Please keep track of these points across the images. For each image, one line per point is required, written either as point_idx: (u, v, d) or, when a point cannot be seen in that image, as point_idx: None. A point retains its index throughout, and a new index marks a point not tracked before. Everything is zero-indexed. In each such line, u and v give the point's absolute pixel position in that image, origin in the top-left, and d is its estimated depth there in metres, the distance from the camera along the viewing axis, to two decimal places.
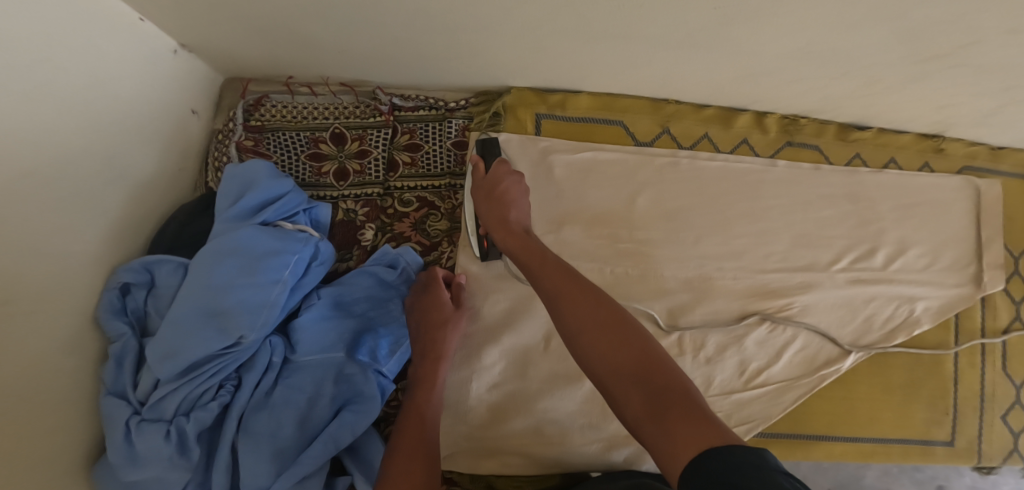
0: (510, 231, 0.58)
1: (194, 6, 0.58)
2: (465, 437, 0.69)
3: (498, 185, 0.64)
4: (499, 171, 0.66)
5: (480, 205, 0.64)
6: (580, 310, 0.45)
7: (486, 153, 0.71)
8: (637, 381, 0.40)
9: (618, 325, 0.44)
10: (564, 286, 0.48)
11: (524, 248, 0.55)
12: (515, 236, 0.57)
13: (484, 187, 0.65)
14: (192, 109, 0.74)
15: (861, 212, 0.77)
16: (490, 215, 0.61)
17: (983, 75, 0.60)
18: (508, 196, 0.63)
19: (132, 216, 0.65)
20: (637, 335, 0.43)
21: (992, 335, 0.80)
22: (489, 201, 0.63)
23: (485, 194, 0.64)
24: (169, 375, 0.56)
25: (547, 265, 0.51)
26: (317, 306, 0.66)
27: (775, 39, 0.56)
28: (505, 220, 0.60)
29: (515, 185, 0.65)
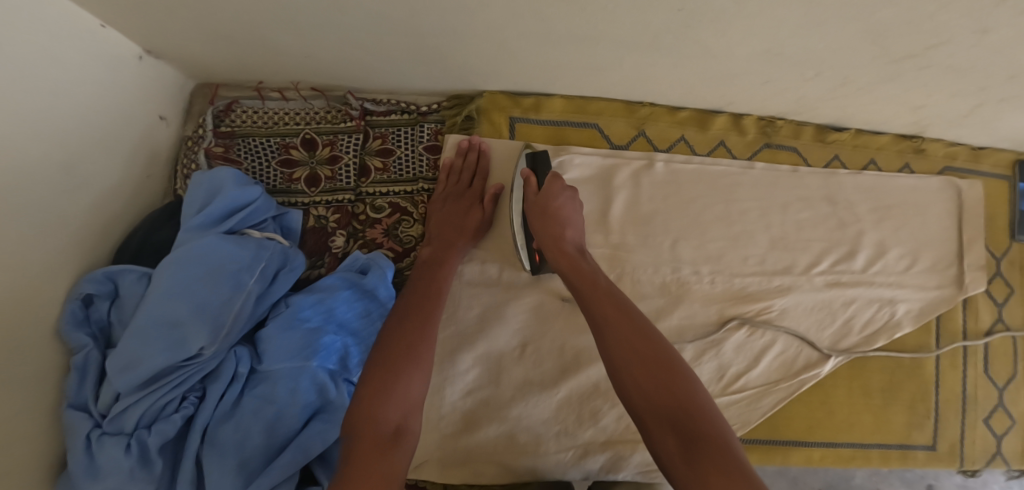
0: (562, 248, 0.58)
1: (153, 11, 0.57)
2: (437, 445, 0.68)
3: (551, 202, 0.61)
4: (553, 187, 0.62)
5: (532, 220, 0.61)
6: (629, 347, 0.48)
7: (537, 167, 0.66)
8: (678, 426, 0.44)
9: (665, 366, 0.47)
10: (617, 321, 0.50)
11: (575, 271, 0.56)
12: (566, 255, 0.58)
13: (536, 205, 0.61)
14: (159, 115, 0.73)
15: (840, 214, 0.77)
16: (544, 232, 0.59)
17: (956, 75, 0.59)
18: (564, 214, 0.60)
19: (96, 226, 0.64)
20: (683, 378, 0.47)
21: (974, 337, 0.79)
22: (542, 217, 0.60)
23: (538, 210, 0.61)
24: (129, 387, 0.55)
25: (598, 295, 0.53)
26: (284, 315, 0.64)
27: (743, 40, 0.55)
28: (556, 237, 0.59)
29: (570, 202, 0.62)
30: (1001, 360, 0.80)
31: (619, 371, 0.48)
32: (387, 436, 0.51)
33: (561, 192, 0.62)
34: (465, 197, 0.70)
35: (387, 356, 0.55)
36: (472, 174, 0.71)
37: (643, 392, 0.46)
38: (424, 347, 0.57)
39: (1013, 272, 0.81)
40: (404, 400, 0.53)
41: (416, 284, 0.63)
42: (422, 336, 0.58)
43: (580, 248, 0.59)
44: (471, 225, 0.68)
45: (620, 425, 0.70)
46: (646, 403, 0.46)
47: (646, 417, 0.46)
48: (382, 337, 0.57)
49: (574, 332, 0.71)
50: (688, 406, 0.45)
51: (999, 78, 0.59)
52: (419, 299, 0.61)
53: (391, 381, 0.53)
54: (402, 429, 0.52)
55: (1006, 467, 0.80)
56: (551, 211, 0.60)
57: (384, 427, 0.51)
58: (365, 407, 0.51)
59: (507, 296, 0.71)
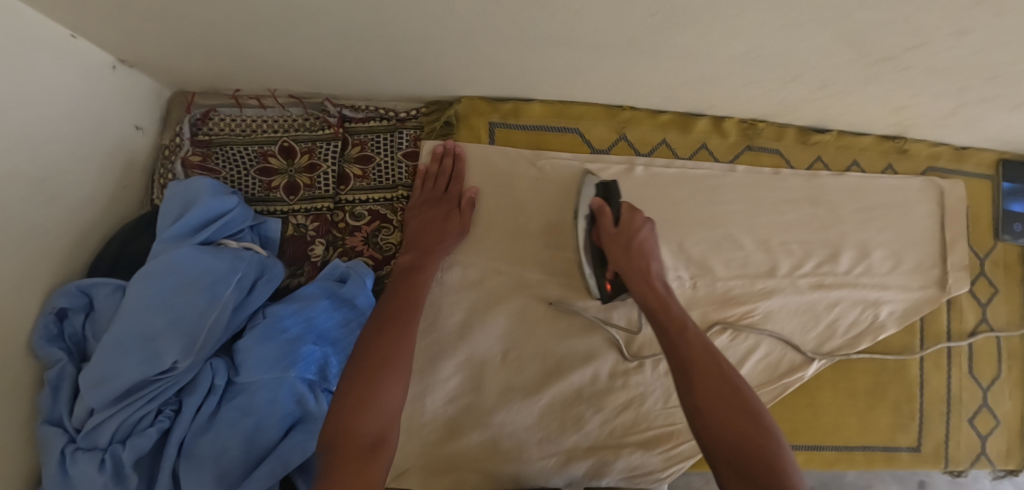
0: (649, 285, 0.60)
1: (120, 19, 0.56)
2: (418, 453, 0.67)
3: (636, 235, 0.63)
4: (634, 220, 0.64)
5: (613, 253, 0.62)
6: (717, 393, 0.50)
7: (609, 197, 0.65)
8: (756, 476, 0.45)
9: (750, 417, 0.49)
10: (705, 365, 0.52)
11: (663, 309, 0.58)
12: (652, 291, 0.59)
13: (617, 239, 0.63)
14: (136, 124, 0.72)
15: (822, 215, 0.76)
16: (627, 264, 0.61)
17: (935, 77, 0.59)
18: (648, 252, 0.62)
19: (70, 237, 0.63)
20: (767, 433, 0.48)
21: (958, 338, 0.79)
22: (626, 251, 0.62)
23: (618, 245, 0.62)
24: (101, 402, 0.55)
25: (687, 337, 0.55)
26: (261, 326, 0.63)
27: (719, 44, 0.54)
28: (643, 273, 0.61)
29: (651, 235, 0.64)
30: (986, 360, 0.80)
31: (701, 412, 0.50)
32: (365, 446, 0.50)
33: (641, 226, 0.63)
34: (441, 202, 0.69)
35: (363, 367, 0.54)
36: (449, 179, 0.71)
37: (725, 436, 0.48)
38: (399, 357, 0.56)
39: (997, 272, 0.81)
40: (381, 410, 0.53)
41: (393, 292, 0.62)
42: (397, 344, 0.57)
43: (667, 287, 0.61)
44: (448, 230, 0.67)
45: (603, 431, 0.70)
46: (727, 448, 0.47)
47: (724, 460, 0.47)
48: (359, 348, 0.56)
49: (556, 338, 0.71)
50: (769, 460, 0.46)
51: (979, 79, 0.58)
52: (394, 306, 0.60)
53: (368, 391, 0.52)
54: (381, 440, 0.52)
55: (991, 467, 0.80)
56: (637, 246, 0.62)
57: (362, 439, 0.50)
58: (342, 420, 0.50)
59: (489, 302, 0.70)
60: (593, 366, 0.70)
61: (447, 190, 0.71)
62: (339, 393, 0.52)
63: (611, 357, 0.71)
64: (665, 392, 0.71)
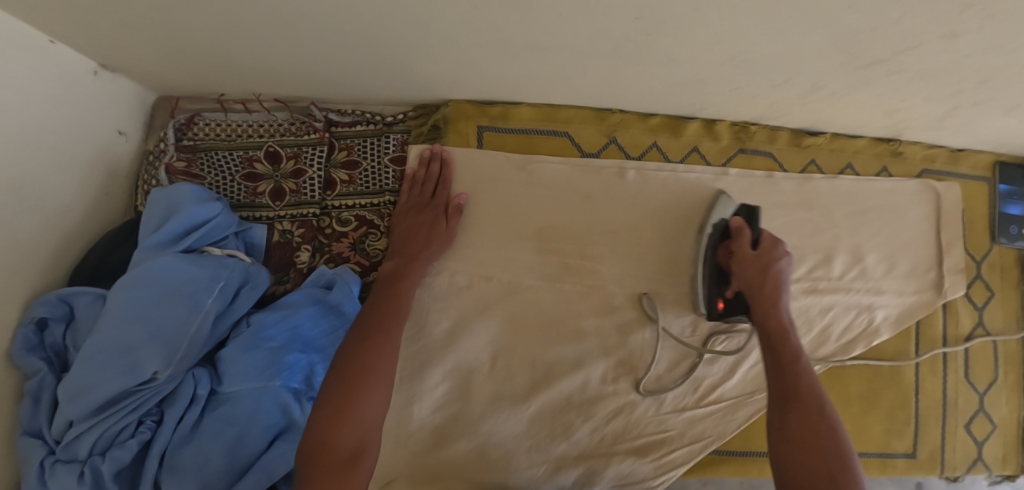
0: (769, 307, 0.60)
1: (98, 25, 0.55)
2: (406, 462, 0.66)
3: (774, 263, 0.62)
4: (770, 250, 0.63)
5: (745, 274, 0.63)
6: (808, 425, 0.51)
7: (750, 220, 0.66)
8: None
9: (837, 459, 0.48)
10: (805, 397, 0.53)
11: (780, 335, 0.58)
12: (773, 314, 0.59)
13: (747, 260, 0.63)
14: (119, 130, 0.71)
15: (815, 219, 0.75)
16: (749, 287, 0.62)
17: (928, 80, 0.58)
18: (782, 283, 0.62)
19: (51, 246, 0.62)
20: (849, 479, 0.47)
21: (954, 343, 0.78)
22: (757, 273, 0.62)
23: (751, 265, 0.63)
24: (80, 414, 0.54)
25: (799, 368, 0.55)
26: (245, 334, 0.63)
27: (706, 49, 0.53)
28: (768, 297, 0.60)
29: (787, 266, 0.63)
30: (982, 365, 0.79)
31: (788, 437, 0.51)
32: (343, 459, 0.50)
33: (770, 251, 0.63)
34: (427, 208, 0.68)
35: (342, 376, 0.53)
36: (436, 184, 0.70)
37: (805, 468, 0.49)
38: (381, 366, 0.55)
39: (993, 275, 0.80)
40: (360, 421, 0.52)
41: (376, 300, 0.61)
42: (378, 353, 0.56)
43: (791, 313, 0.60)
44: (433, 237, 0.66)
45: (593, 439, 0.69)
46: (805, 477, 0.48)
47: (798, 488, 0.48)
48: (339, 357, 0.55)
49: (546, 345, 0.70)
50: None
51: (972, 82, 0.57)
52: (377, 311, 0.59)
53: (347, 401, 0.52)
54: (360, 452, 0.51)
55: (987, 472, 0.79)
56: (765, 269, 0.62)
57: (340, 450, 0.50)
58: (321, 431, 0.50)
59: (477, 309, 0.69)
60: (583, 373, 0.70)
61: (434, 196, 0.70)
62: (318, 404, 0.52)
63: (602, 364, 0.70)
64: (656, 399, 0.70)
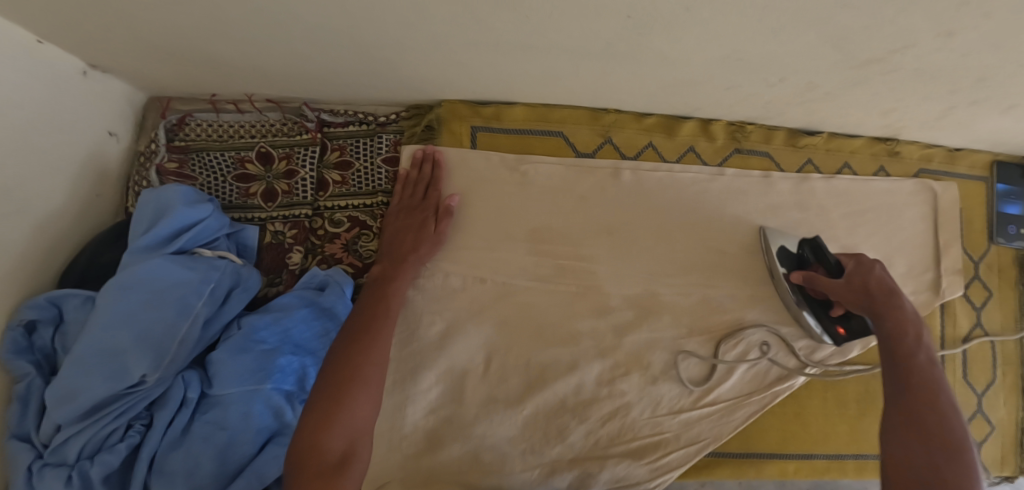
0: (890, 311, 0.56)
1: (86, 26, 0.54)
2: (399, 466, 0.66)
3: (872, 271, 0.60)
4: (865, 264, 0.61)
5: (840, 289, 0.61)
6: (925, 423, 0.48)
7: (819, 255, 0.65)
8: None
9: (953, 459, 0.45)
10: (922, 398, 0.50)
11: (900, 339, 0.54)
12: (894, 316, 0.56)
13: (847, 284, 0.61)
14: (109, 131, 0.71)
15: (811, 219, 0.75)
16: (847, 297, 0.60)
17: (925, 79, 0.57)
18: (894, 289, 0.58)
19: (39, 248, 0.61)
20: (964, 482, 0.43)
21: (953, 344, 0.78)
22: (872, 286, 0.59)
23: (856, 285, 0.60)
24: (68, 418, 0.53)
25: (921, 369, 0.52)
26: (236, 337, 0.62)
27: (700, 48, 0.52)
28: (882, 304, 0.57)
29: (887, 274, 0.60)
30: (980, 366, 0.79)
31: (900, 432, 0.48)
32: (331, 464, 0.49)
33: (870, 268, 0.60)
34: (418, 210, 0.67)
35: (331, 380, 0.53)
36: (427, 185, 0.69)
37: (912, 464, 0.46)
38: (370, 368, 0.55)
39: (991, 276, 0.79)
40: (349, 425, 0.52)
41: (366, 303, 0.61)
42: (367, 357, 0.56)
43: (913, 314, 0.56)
44: (422, 239, 0.65)
45: (588, 441, 0.68)
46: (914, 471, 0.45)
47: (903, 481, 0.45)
48: (330, 360, 0.55)
49: (540, 347, 0.69)
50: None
51: (969, 81, 0.57)
52: (367, 315, 0.59)
53: (336, 404, 0.52)
54: (349, 456, 0.51)
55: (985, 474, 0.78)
56: (875, 282, 0.59)
57: (328, 455, 0.49)
58: (308, 435, 0.49)
59: (471, 311, 0.69)
60: (578, 376, 0.69)
61: (425, 197, 0.69)
62: (307, 408, 0.51)
63: (597, 366, 0.69)
64: (652, 401, 0.70)
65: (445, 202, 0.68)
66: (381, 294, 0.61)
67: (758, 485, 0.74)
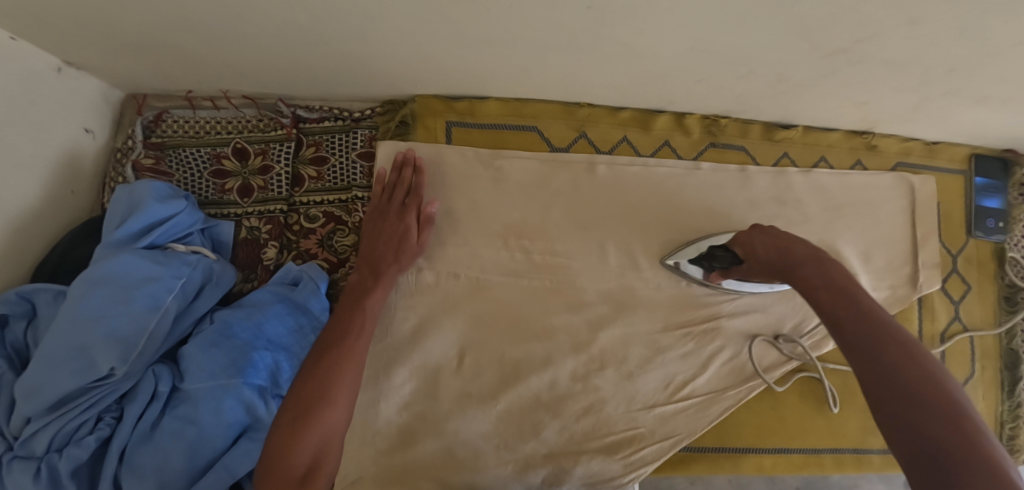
0: (802, 268, 0.53)
1: (57, 22, 0.55)
2: (373, 461, 0.66)
3: (761, 238, 0.60)
4: (754, 237, 0.61)
5: (752, 270, 0.61)
6: (888, 359, 0.41)
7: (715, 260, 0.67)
8: (932, 452, 0.34)
9: (933, 389, 0.38)
10: (873, 332, 0.43)
11: (826, 285, 0.50)
12: (808, 269, 0.53)
13: (754, 267, 0.61)
14: (85, 127, 0.71)
15: (787, 214, 0.75)
16: (759, 272, 0.60)
17: (893, 70, 0.57)
18: (787, 247, 0.56)
19: (12, 243, 0.62)
20: (956, 410, 0.36)
21: (931, 341, 0.77)
22: (771, 257, 0.57)
23: (758, 263, 0.60)
24: (36, 411, 0.54)
25: (852, 302, 0.47)
26: (207, 330, 0.62)
27: (664, 39, 0.52)
28: (789, 265, 0.55)
29: (773, 233, 0.60)
30: (959, 360, 0.78)
31: (871, 379, 0.41)
32: (296, 477, 0.52)
33: (763, 238, 0.60)
34: (398, 219, 0.65)
35: (301, 394, 0.54)
36: (408, 192, 0.68)
37: (903, 412, 0.37)
38: (345, 377, 0.56)
39: (970, 269, 0.79)
40: (320, 438, 0.54)
41: (340, 314, 0.60)
42: (345, 363, 0.57)
43: (819, 260, 0.53)
44: (402, 250, 0.64)
45: (562, 437, 0.68)
46: (906, 418, 0.37)
47: (899, 436, 0.37)
48: (303, 371, 0.56)
49: (514, 342, 0.69)
50: (954, 438, 0.34)
51: (938, 71, 0.57)
52: (344, 321, 0.60)
53: (304, 419, 0.53)
54: (313, 468, 0.54)
55: None
56: (773, 248, 0.58)
57: (293, 470, 0.52)
58: (273, 454, 0.51)
59: (444, 306, 0.69)
60: (552, 371, 0.69)
61: (405, 204, 0.67)
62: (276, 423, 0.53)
63: (571, 360, 0.69)
64: (626, 396, 0.70)
65: (427, 211, 0.66)
66: (354, 306, 0.61)
67: (749, 483, 0.75)
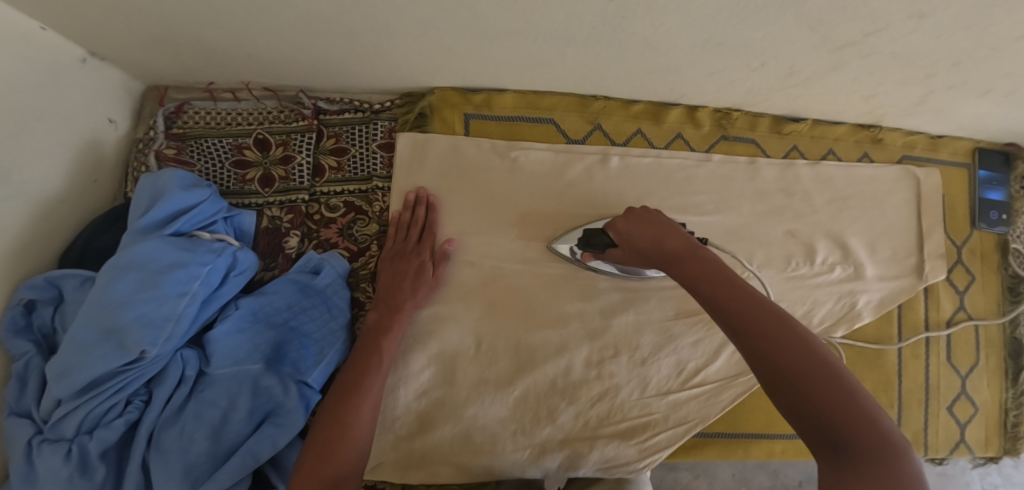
0: (678, 259, 0.50)
1: (86, 14, 0.56)
2: (392, 446, 0.67)
3: (635, 223, 0.59)
4: (627, 223, 0.60)
5: (630, 259, 0.60)
6: (782, 347, 0.38)
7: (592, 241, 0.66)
8: (855, 462, 0.33)
9: (822, 368, 0.36)
10: (758, 316, 0.40)
11: (703, 273, 0.46)
12: (685, 259, 0.49)
13: (630, 254, 0.60)
14: (108, 118, 0.72)
15: (796, 205, 0.76)
16: (636, 261, 0.59)
17: (901, 63, 0.59)
18: (662, 235, 0.54)
19: (39, 230, 0.63)
20: (858, 397, 0.35)
21: (936, 328, 0.79)
22: (649, 247, 0.55)
23: (635, 250, 0.58)
24: (66, 394, 0.54)
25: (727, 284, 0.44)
26: (233, 317, 0.64)
27: (681, 31, 0.54)
28: (667, 256, 0.52)
29: (648, 216, 0.59)
30: (964, 348, 0.80)
31: (767, 372, 0.38)
32: None
33: (637, 223, 0.59)
34: (413, 254, 0.68)
35: (319, 433, 0.54)
36: (421, 229, 0.70)
37: (804, 402, 0.36)
38: (362, 412, 0.57)
39: (974, 260, 0.81)
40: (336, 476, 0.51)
41: (358, 354, 0.62)
42: (365, 391, 0.59)
43: (692, 247, 0.50)
44: (419, 285, 0.66)
45: (577, 423, 0.70)
46: (814, 414, 0.35)
47: (810, 428, 0.35)
48: (324, 410, 0.57)
49: (528, 329, 0.71)
50: (865, 432, 0.33)
51: (945, 64, 0.59)
52: (364, 356, 0.61)
53: (321, 457, 0.52)
54: None
55: (970, 454, 0.79)
56: (648, 237, 0.56)
57: None
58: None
59: (461, 294, 0.70)
60: (566, 358, 0.70)
61: (419, 241, 0.69)
62: (296, 464, 0.52)
63: (585, 348, 0.71)
64: (639, 383, 0.71)
65: (440, 248, 0.69)
66: (379, 343, 0.62)
67: (751, 478, 0.81)
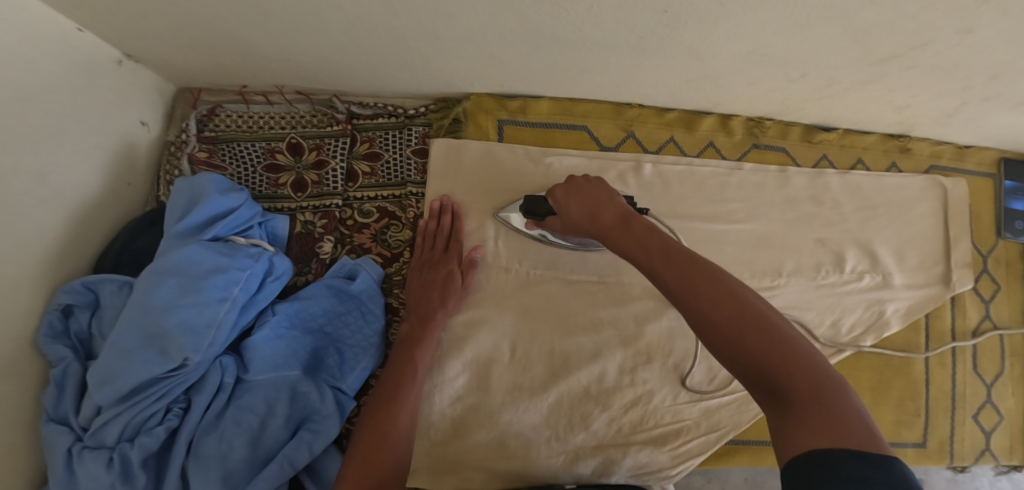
0: (612, 232, 0.50)
1: (127, 14, 0.56)
2: (426, 452, 0.67)
3: (574, 194, 0.57)
4: (563, 198, 0.58)
5: (569, 231, 0.59)
6: (715, 304, 0.37)
7: (533, 211, 0.65)
8: (793, 400, 0.32)
9: (752, 313, 0.36)
10: (689, 277, 0.39)
11: (639, 243, 0.46)
12: (618, 234, 0.49)
13: (565, 224, 0.59)
14: (141, 120, 0.71)
15: (826, 213, 0.77)
16: (575, 232, 0.58)
17: (940, 76, 0.59)
18: (599, 204, 0.53)
19: (75, 236, 0.62)
20: (792, 342, 0.35)
21: (962, 337, 0.80)
22: (586, 220, 0.54)
23: (570, 220, 0.57)
24: (108, 400, 0.54)
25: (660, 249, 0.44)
26: (271, 323, 0.63)
27: (729, 41, 0.54)
28: (602, 229, 0.51)
29: (586, 184, 0.57)
30: (989, 357, 0.81)
31: (703, 330, 0.37)
32: None
33: (575, 195, 0.57)
34: (441, 263, 0.68)
35: (362, 443, 0.55)
36: (448, 237, 0.70)
37: (738, 354, 0.35)
38: (404, 420, 0.58)
39: (998, 270, 0.82)
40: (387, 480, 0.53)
41: (393, 364, 0.62)
42: (403, 400, 0.59)
43: (624, 217, 0.50)
44: (449, 295, 0.67)
45: (611, 429, 0.70)
46: (749, 363, 0.35)
47: (750, 378, 0.35)
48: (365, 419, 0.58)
49: (563, 336, 0.71)
50: (802, 375, 0.33)
51: (982, 78, 0.59)
52: (399, 367, 0.61)
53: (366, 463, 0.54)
54: None
55: (995, 462, 0.80)
56: (584, 209, 0.55)
57: None
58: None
59: (495, 299, 0.70)
60: (600, 364, 0.70)
61: (447, 250, 0.69)
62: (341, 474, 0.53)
63: (618, 353, 0.71)
64: (672, 389, 0.71)
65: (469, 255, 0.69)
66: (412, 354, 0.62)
67: (765, 482, 0.82)
